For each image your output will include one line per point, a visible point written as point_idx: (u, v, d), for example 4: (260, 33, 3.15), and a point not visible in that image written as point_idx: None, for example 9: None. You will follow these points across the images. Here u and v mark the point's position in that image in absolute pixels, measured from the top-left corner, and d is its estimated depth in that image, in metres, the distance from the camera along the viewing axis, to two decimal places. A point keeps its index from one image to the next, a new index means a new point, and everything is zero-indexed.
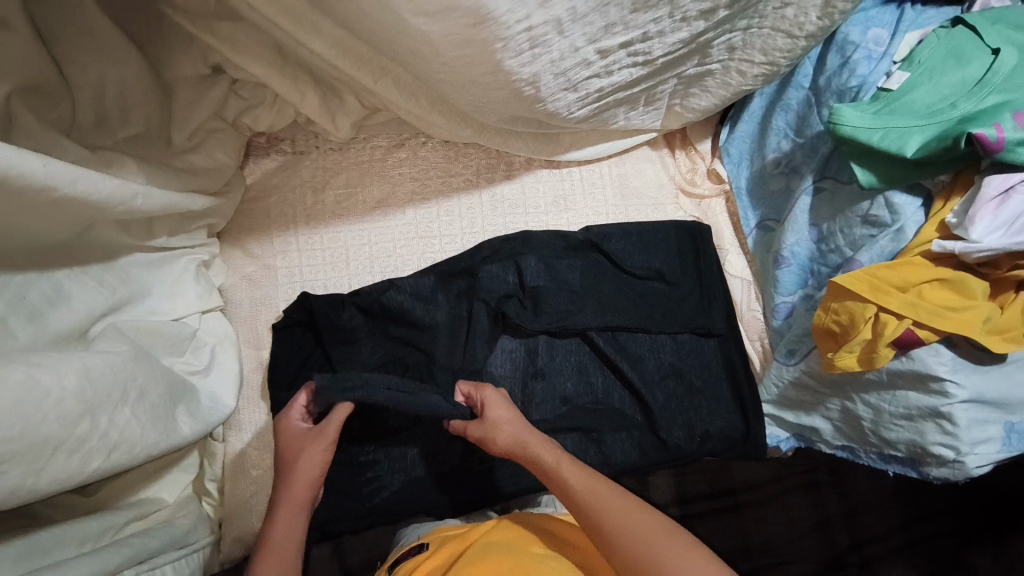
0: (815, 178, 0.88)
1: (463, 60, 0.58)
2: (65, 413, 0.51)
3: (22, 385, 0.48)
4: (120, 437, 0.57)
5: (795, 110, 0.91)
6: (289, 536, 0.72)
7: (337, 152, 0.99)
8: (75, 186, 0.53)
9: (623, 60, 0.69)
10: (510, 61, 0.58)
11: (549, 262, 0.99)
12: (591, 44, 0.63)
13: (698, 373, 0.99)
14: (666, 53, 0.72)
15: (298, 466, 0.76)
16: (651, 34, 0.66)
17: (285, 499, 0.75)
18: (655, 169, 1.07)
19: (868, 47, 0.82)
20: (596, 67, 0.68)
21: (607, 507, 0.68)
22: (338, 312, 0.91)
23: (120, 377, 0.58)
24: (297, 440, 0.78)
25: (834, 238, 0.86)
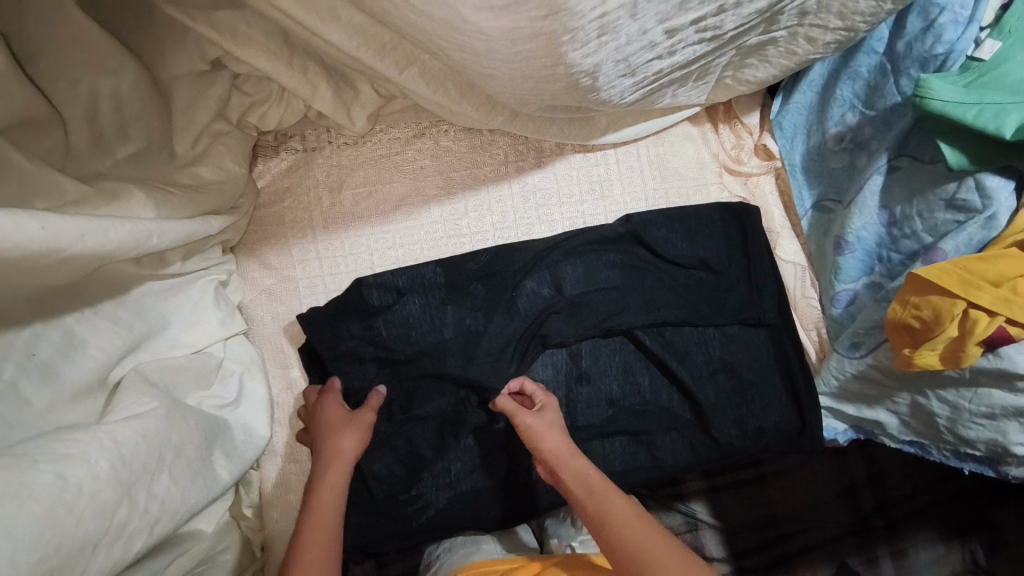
0: (889, 157, 0.81)
1: (523, 56, 0.55)
2: (101, 503, 0.51)
3: (53, 488, 0.48)
4: (161, 509, 0.58)
5: (865, 79, 0.83)
6: (332, 512, 0.70)
7: (352, 147, 0.90)
8: (84, 241, 0.51)
9: (690, 38, 0.62)
10: (574, 53, 0.55)
11: (585, 262, 0.92)
12: (661, 23, 0.57)
13: (749, 367, 0.93)
14: (736, 26, 0.64)
15: (336, 437, 0.75)
16: (726, 7, 0.59)
17: (325, 474, 0.73)
18: (695, 147, 0.98)
19: (955, 10, 0.73)
20: (661, 49, 0.61)
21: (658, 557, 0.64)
22: (366, 329, 0.84)
23: (154, 444, 0.58)
24: (331, 411, 0.78)
25: (909, 222, 0.79)
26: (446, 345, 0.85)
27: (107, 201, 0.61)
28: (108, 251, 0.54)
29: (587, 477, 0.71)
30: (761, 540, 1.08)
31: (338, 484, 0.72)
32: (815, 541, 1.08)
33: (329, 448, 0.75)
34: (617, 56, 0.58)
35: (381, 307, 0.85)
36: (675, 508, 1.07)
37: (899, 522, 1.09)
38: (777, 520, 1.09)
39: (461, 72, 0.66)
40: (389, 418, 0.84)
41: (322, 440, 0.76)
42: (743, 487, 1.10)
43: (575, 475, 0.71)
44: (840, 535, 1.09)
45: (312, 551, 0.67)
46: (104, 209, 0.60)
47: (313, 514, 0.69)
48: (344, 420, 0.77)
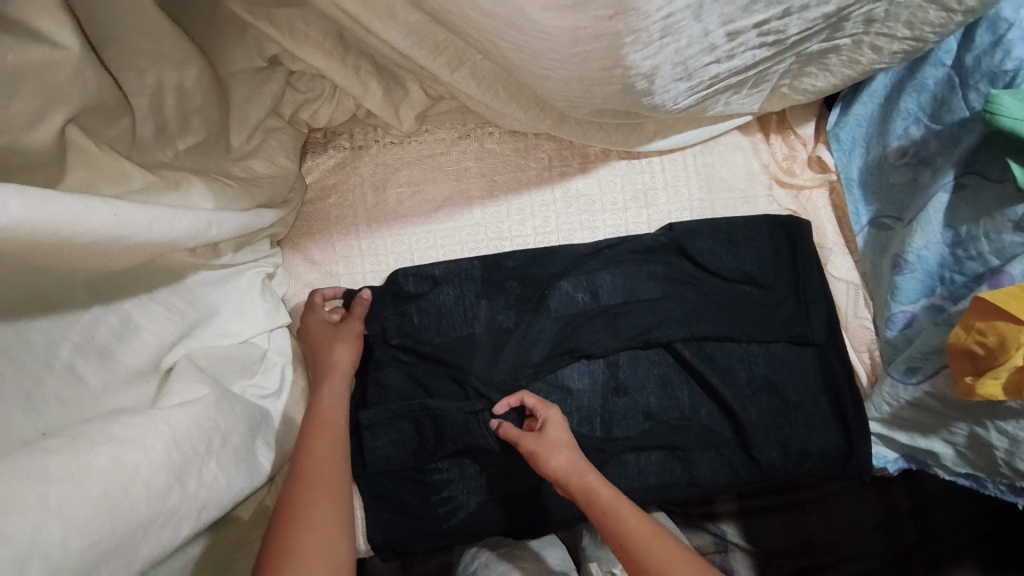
0: (956, 173, 0.76)
1: (580, 57, 0.54)
2: (153, 489, 0.52)
3: (109, 471, 0.49)
4: (208, 495, 0.59)
5: (932, 91, 0.79)
6: (335, 413, 0.76)
7: (399, 146, 0.91)
8: (150, 230, 0.52)
9: (751, 41, 0.61)
10: (634, 54, 0.54)
11: (626, 270, 0.90)
12: (724, 25, 0.56)
13: (794, 387, 0.90)
14: (801, 31, 0.63)
15: (333, 351, 0.80)
16: (792, 10, 0.58)
17: (323, 380, 0.78)
18: (746, 158, 0.96)
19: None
20: (720, 52, 0.60)
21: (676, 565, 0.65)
22: (410, 325, 0.86)
23: (205, 430, 0.60)
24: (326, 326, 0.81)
25: (975, 243, 0.74)
26: (483, 347, 0.86)
27: (170, 191, 0.63)
28: (170, 241, 0.55)
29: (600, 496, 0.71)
30: (797, 568, 1.03)
31: (341, 391, 0.77)
32: (852, 572, 1.03)
33: (325, 362, 0.79)
34: (677, 59, 0.57)
35: (416, 294, 0.86)
36: (704, 528, 1.04)
37: (947, 562, 1.03)
38: (812, 548, 1.04)
39: (514, 73, 0.66)
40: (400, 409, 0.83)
41: (316, 352, 0.80)
42: (778, 510, 1.05)
43: (598, 497, 0.71)
44: (879, 569, 1.03)
45: (319, 442, 0.72)
46: (168, 198, 0.63)
47: (318, 417, 0.75)
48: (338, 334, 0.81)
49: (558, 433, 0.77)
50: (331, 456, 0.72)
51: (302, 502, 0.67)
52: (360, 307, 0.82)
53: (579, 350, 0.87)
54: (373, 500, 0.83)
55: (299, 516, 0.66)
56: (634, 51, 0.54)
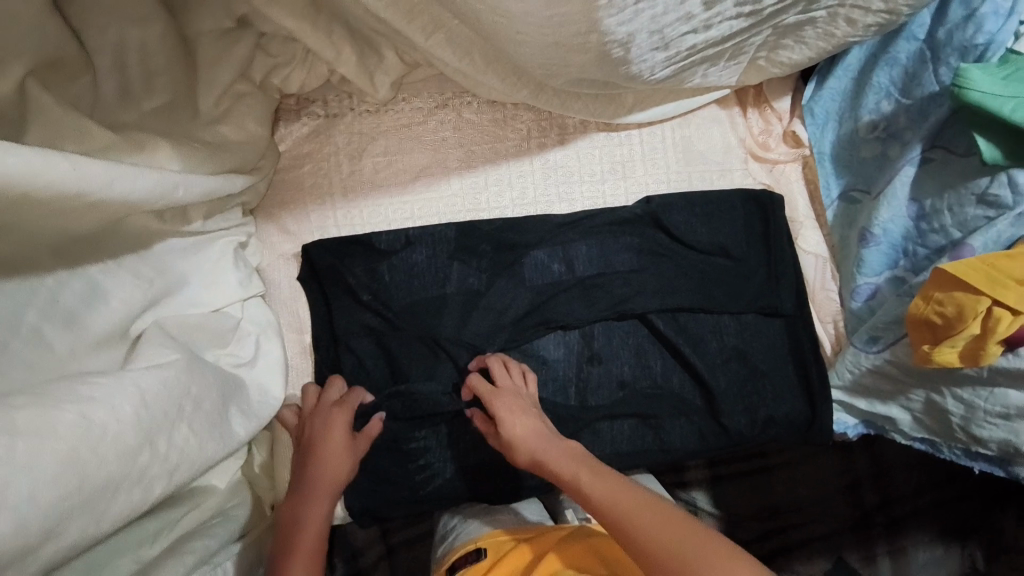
0: (923, 147, 0.78)
1: (557, 22, 0.54)
2: (123, 448, 0.52)
3: (77, 429, 0.48)
4: (180, 457, 0.59)
5: (904, 66, 0.80)
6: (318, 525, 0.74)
7: (375, 115, 0.89)
8: (112, 188, 0.51)
9: (727, 11, 0.61)
10: (610, 20, 0.54)
11: (601, 242, 0.91)
12: None
13: (762, 357, 0.93)
14: (775, 3, 0.63)
15: (335, 448, 0.78)
16: None
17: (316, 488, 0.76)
18: (722, 131, 0.97)
19: (997, 0, 0.71)
20: (697, 21, 0.60)
21: (634, 513, 0.63)
22: (388, 296, 0.85)
23: (175, 393, 0.59)
24: (335, 414, 0.79)
25: (938, 216, 0.77)
26: (461, 317, 0.86)
27: (134, 153, 0.59)
28: (133, 202, 0.54)
29: (551, 450, 0.73)
30: (762, 532, 1.08)
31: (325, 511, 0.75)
32: (814, 535, 1.08)
33: (324, 454, 0.78)
34: (652, 28, 0.57)
35: (389, 251, 0.86)
36: (677, 496, 1.08)
37: (903, 524, 1.09)
38: (778, 513, 1.09)
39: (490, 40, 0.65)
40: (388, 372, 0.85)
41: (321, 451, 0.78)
42: (745, 478, 1.10)
43: (577, 470, 0.70)
44: (838, 531, 1.09)
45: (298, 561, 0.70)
46: (134, 158, 0.59)
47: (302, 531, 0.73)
48: (345, 423, 0.79)
49: (529, 421, 0.76)
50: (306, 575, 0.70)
51: None
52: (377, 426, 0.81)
53: (554, 321, 0.88)
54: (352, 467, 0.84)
55: None
56: (610, 16, 0.54)
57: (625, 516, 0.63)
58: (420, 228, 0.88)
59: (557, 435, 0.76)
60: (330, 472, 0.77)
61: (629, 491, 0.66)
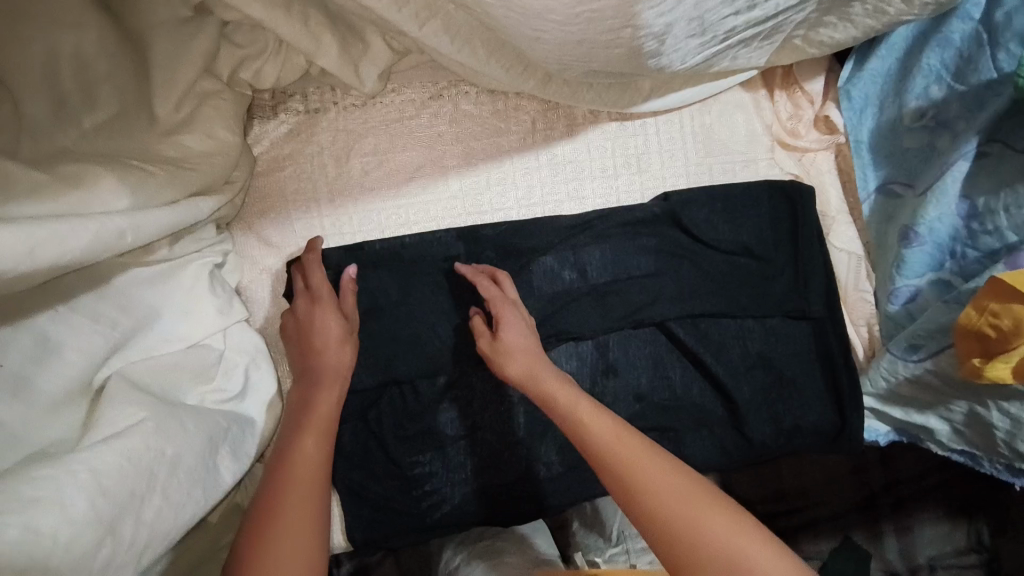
0: (979, 141, 0.69)
1: (581, 19, 0.46)
2: (77, 549, 0.47)
3: (17, 545, 0.43)
4: (153, 534, 0.54)
5: (957, 47, 0.70)
6: (328, 414, 0.67)
7: (361, 108, 0.80)
8: (33, 257, 0.44)
9: None
10: (648, 12, 0.46)
11: (614, 245, 0.84)
12: None
13: (789, 363, 0.87)
14: None
15: (327, 339, 0.70)
16: None
17: (320, 380, 0.69)
18: (746, 117, 0.89)
19: None
20: (740, 4, 0.52)
21: (648, 468, 0.60)
22: (387, 312, 0.78)
23: (142, 466, 0.53)
24: (316, 311, 0.72)
25: (992, 217, 0.69)
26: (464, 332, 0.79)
27: (69, 188, 0.53)
28: (73, 260, 0.48)
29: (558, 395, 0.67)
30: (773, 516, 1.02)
31: (334, 400, 0.68)
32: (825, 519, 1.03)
33: (316, 345, 0.70)
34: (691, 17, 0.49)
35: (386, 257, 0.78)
36: None
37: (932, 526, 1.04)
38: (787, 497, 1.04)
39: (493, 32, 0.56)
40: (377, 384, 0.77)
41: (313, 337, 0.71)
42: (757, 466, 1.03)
43: (602, 425, 0.64)
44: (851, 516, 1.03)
45: (307, 446, 0.64)
46: (71, 197, 0.53)
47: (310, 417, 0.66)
48: (330, 314, 0.72)
49: (512, 334, 0.72)
50: (318, 466, 0.63)
51: (285, 512, 0.58)
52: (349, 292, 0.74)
53: (566, 332, 0.81)
54: (353, 496, 0.78)
55: (275, 533, 0.57)
56: (643, 2, 0.45)
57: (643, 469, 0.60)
58: (417, 236, 0.80)
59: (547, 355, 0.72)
60: (335, 359, 0.70)
61: (634, 440, 0.62)
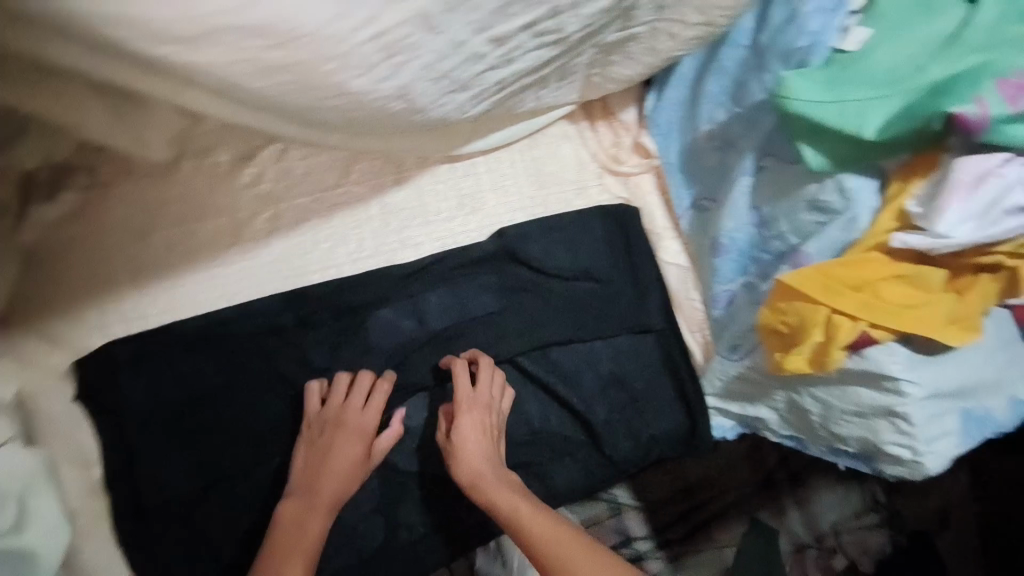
0: (755, 158, 0.74)
1: (286, 91, 0.47)
2: None
3: None
4: None
5: (731, 74, 0.74)
6: (310, 538, 0.70)
7: (157, 178, 0.74)
8: None
9: (527, 43, 0.55)
10: (357, 80, 0.47)
11: (452, 289, 0.85)
12: (480, 33, 0.50)
13: (640, 376, 0.90)
14: (582, 27, 0.57)
15: (343, 465, 0.74)
16: (562, 8, 0.53)
17: (310, 502, 0.72)
18: (573, 148, 0.92)
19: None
20: (493, 58, 0.54)
21: (566, 552, 0.67)
22: (200, 397, 0.75)
23: None
24: (341, 433, 0.75)
25: (776, 224, 0.74)
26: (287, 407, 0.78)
27: None
28: None
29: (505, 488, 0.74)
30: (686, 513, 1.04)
31: (318, 525, 0.71)
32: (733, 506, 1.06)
33: (333, 463, 0.74)
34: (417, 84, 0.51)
35: (187, 339, 0.75)
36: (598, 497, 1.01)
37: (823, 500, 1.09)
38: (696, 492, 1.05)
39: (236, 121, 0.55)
40: (198, 478, 0.75)
41: (317, 463, 0.74)
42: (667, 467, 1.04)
43: (516, 508, 0.72)
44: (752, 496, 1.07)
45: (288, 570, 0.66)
46: None
47: (288, 538, 0.70)
48: (360, 444, 0.76)
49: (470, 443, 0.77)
50: None
51: None
52: (379, 396, 0.78)
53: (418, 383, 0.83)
54: None
55: None
56: (352, 69, 0.46)
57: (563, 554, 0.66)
58: (234, 305, 0.76)
59: (502, 461, 0.78)
60: (336, 484, 0.74)
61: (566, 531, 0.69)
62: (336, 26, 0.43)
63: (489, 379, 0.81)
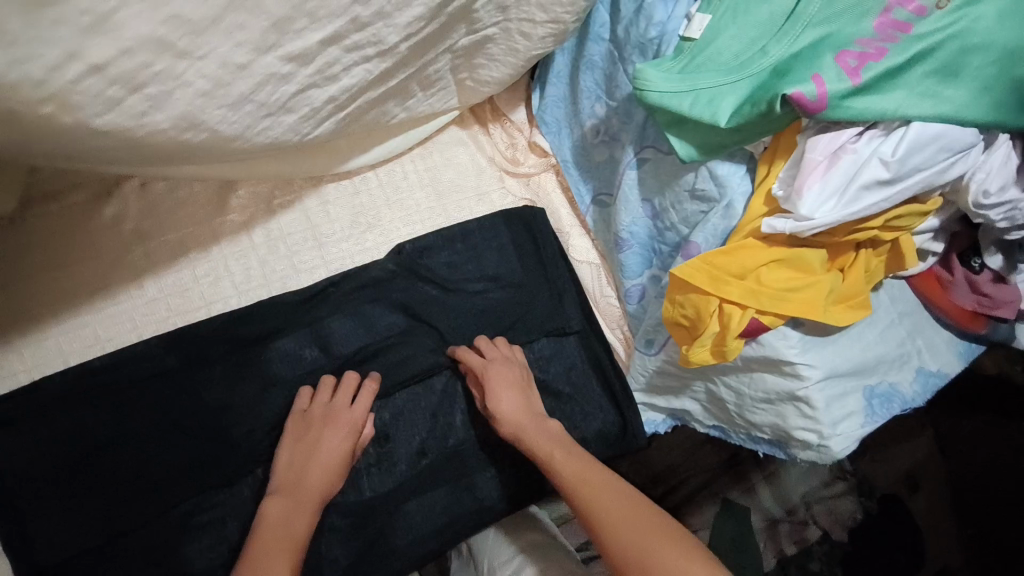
0: (635, 150, 0.73)
1: (92, 131, 0.45)
2: None
3: None
4: None
5: (600, 68, 0.73)
6: (295, 531, 0.66)
7: (8, 227, 0.70)
8: None
9: (342, 60, 0.52)
10: (107, 118, 0.44)
11: (355, 312, 0.81)
12: (266, 53, 0.46)
13: (564, 380, 0.87)
14: (406, 37, 0.54)
15: (330, 460, 0.71)
16: (367, 20, 0.50)
17: (297, 495, 0.69)
18: (468, 153, 0.90)
19: None
20: (303, 79, 0.51)
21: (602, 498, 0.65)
22: (92, 449, 0.69)
23: None
24: (330, 423, 0.73)
25: (667, 215, 0.73)
26: (192, 453, 0.72)
27: None
28: None
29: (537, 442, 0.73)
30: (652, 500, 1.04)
31: (302, 521, 0.67)
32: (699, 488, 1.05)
33: (319, 458, 0.71)
34: (197, 112, 0.47)
35: (70, 387, 0.69)
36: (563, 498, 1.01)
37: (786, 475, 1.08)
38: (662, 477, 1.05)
39: (56, 162, 0.53)
40: (97, 536, 0.68)
41: (308, 456, 0.71)
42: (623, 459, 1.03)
43: (552, 454, 0.71)
44: (712, 479, 1.06)
45: (269, 562, 0.62)
46: None
47: (270, 533, 0.66)
48: (348, 436, 0.73)
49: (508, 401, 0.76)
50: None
51: None
52: (365, 396, 0.76)
53: None
54: None
55: None
56: (84, 107, 0.42)
57: (592, 499, 0.65)
58: (114, 350, 0.72)
59: (543, 415, 0.77)
60: (325, 477, 0.71)
61: (598, 477, 0.68)
62: (19, 70, 0.37)
63: (503, 355, 0.81)
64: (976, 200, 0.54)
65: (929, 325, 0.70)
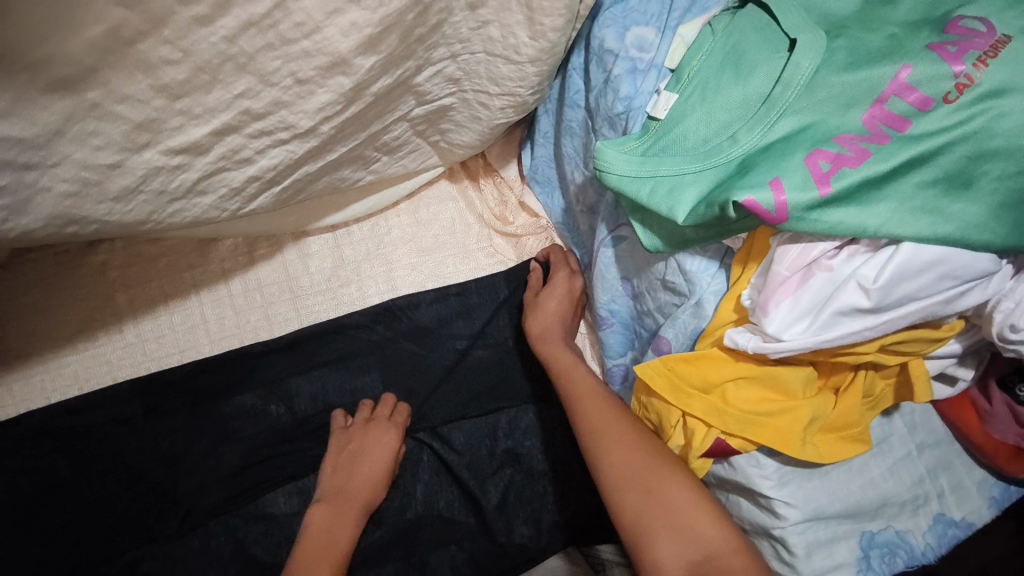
0: (609, 229, 0.66)
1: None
2: None
3: None
4: None
5: (579, 136, 0.67)
6: (336, 541, 0.68)
7: (8, 270, 0.75)
8: None
9: (250, 142, 0.52)
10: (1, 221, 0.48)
11: (321, 373, 0.79)
12: (148, 147, 0.48)
13: (540, 457, 0.80)
14: (324, 120, 0.53)
15: (371, 470, 0.72)
16: (265, 108, 0.50)
17: (341, 505, 0.70)
18: (457, 210, 0.86)
19: (630, 56, 0.55)
20: (207, 164, 0.52)
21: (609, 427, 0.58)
22: (54, 488, 0.71)
23: None
24: (375, 434, 0.74)
25: (644, 299, 0.65)
26: (143, 498, 0.73)
27: None
28: None
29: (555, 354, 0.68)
30: None
31: (346, 530, 0.69)
32: None
33: (364, 466, 0.72)
34: (66, 212, 0.50)
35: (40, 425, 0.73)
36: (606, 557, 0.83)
37: None
38: None
39: None
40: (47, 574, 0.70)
41: (349, 468, 0.72)
42: None
43: (567, 368, 0.65)
44: None
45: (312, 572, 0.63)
46: None
47: (315, 540, 0.67)
48: (391, 446, 0.74)
49: (570, 358, 0.68)
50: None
51: None
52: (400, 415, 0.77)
53: (280, 476, 0.75)
54: None
55: None
56: None
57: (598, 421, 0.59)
58: (85, 394, 0.74)
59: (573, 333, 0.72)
60: (369, 485, 0.72)
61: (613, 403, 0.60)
62: None
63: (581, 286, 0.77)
64: (1000, 332, 0.44)
65: (957, 460, 0.58)
